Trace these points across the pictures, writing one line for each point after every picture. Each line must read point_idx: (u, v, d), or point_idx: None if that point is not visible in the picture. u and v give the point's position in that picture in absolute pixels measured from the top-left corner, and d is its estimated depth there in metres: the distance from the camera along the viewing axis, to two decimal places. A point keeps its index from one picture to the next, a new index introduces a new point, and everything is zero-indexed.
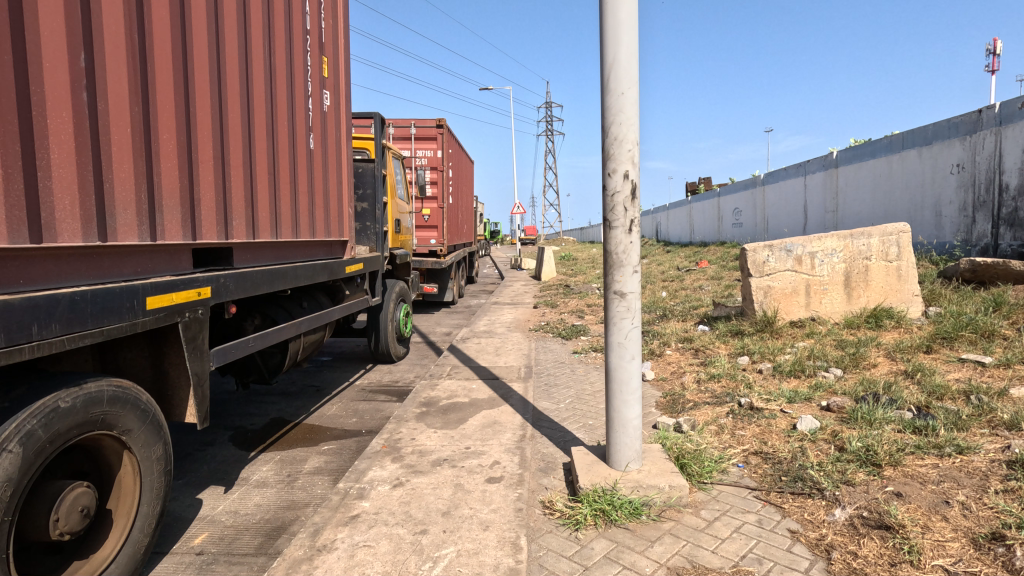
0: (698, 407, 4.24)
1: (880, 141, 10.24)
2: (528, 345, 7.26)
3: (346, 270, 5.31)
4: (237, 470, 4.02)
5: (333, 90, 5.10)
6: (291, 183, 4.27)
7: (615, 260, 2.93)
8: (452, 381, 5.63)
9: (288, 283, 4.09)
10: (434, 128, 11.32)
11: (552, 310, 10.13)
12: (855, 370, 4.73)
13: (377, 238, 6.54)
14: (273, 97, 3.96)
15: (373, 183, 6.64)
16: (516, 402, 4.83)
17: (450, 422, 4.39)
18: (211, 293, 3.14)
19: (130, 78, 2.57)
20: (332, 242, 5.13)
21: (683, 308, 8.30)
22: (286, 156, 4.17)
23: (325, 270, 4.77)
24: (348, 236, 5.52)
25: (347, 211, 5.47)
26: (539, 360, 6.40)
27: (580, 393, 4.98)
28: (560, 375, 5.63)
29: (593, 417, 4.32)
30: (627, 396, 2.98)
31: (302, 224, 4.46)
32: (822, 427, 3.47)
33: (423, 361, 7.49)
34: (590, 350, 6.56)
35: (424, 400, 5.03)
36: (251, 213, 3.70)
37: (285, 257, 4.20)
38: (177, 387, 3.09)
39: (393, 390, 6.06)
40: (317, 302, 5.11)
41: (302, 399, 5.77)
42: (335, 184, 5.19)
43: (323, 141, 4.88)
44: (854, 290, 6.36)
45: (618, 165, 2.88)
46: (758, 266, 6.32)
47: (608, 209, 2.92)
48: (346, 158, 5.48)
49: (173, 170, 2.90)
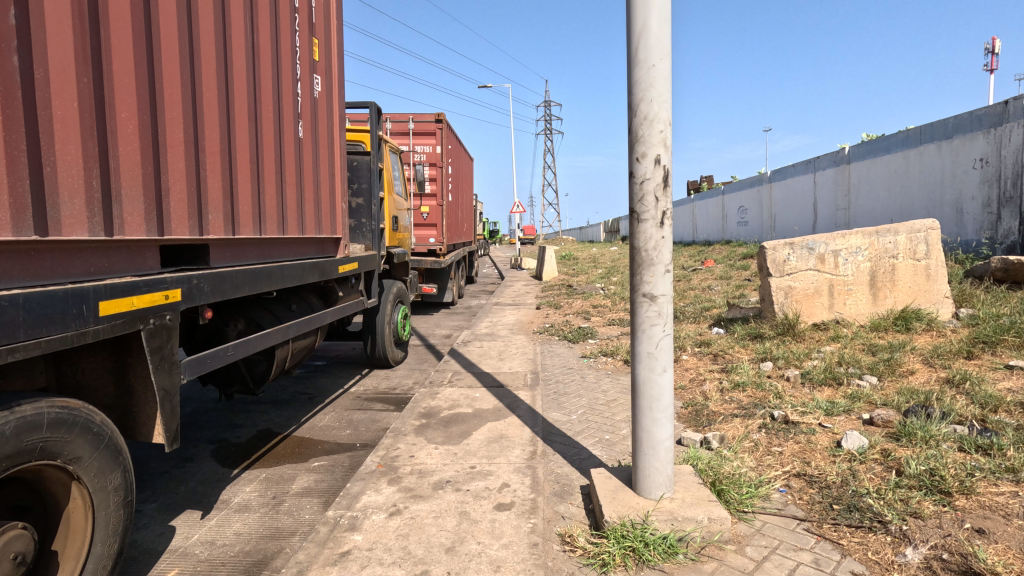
0: (725, 420, 3.86)
1: (896, 136, 9.89)
2: (533, 349, 6.87)
3: (339, 270, 4.92)
4: (217, 491, 3.63)
5: (324, 75, 4.71)
6: (276, 174, 3.88)
7: (644, 258, 2.54)
8: (453, 389, 5.24)
9: (273, 285, 3.70)
10: (433, 123, 10.92)
11: (556, 312, 9.75)
12: (893, 378, 4.36)
13: (372, 236, 6.15)
14: (255, 78, 3.57)
15: (368, 177, 6.25)
16: (523, 413, 4.45)
17: (452, 437, 4.01)
18: (181, 296, 2.75)
19: (78, 43, 2.18)
20: (323, 240, 4.74)
21: (694, 309, 7.93)
22: (270, 144, 3.78)
23: (316, 269, 4.38)
24: (341, 234, 5.13)
25: (340, 207, 5.08)
26: (545, 365, 6.02)
27: (593, 402, 4.60)
28: (570, 382, 5.25)
29: (609, 431, 3.94)
30: (657, 414, 2.60)
31: (290, 219, 4.07)
32: (871, 445, 3.11)
33: (422, 366, 7.10)
34: (599, 354, 6.18)
35: (424, 411, 4.65)
36: (230, 205, 3.31)
37: (271, 255, 3.82)
38: (142, 403, 2.70)
39: (391, 399, 5.68)
40: (308, 305, 4.72)
41: (293, 408, 5.38)
42: (326, 176, 4.80)
43: (313, 130, 4.49)
44: (880, 291, 6.00)
45: (648, 148, 2.49)
46: (779, 266, 5.95)
47: (637, 198, 2.54)
48: (339, 150, 5.09)
49: (134, 155, 2.51)
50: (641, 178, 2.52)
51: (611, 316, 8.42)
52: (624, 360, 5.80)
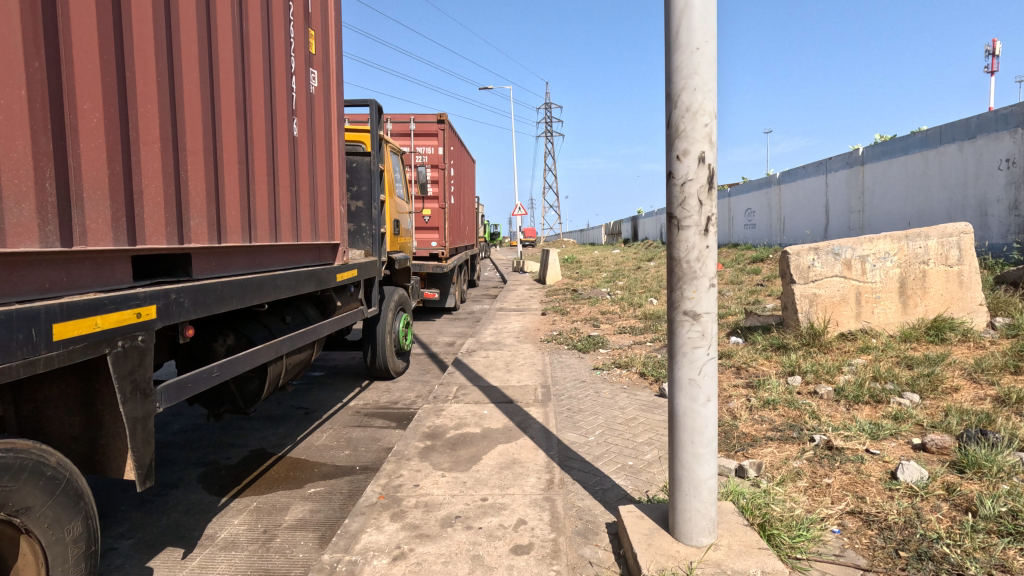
0: (760, 444, 3.52)
1: (914, 136, 9.58)
2: (542, 359, 6.55)
3: (337, 278, 4.59)
4: (202, 525, 3.30)
5: (322, 70, 4.39)
6: (267, 176, 3.55)
7: (685, 271, 2.21)
8: (459, 405, 4.91)
9: (264, 297, 3.37)
10: (434, 124, 10.60)
11: (563, 318, 9.41)
12: (936, 396, 4.03)
13: (372, 241, 5.81)
14: (245, 72, 3.25)
15: (368, 179, 5.92)
16: (536, 433, 4.12)
17: (461, 461, 3.68)
18: (157, 313, 2.43)
19: (26, 20, 1.86)
20: (320, 246, 4.41)
21: None
22: (262, 143, 3.45)
23: (311, 278, 4.06)
24: (339, 239, 4.80)
25: (339, 210, 4.75)
26: (556, 378, 5.69)
27: (610, 421, 4.27)
28: (583, 397, 4.91)
29: (632, 455, 3.60)
30: (699, 449, 2.27)
31: (283, 224, 3.74)
32: (932, 478, 2.79)
33: (425, 377, 6.77)
34: (612, 366, 5.86)
35: (429, 430, 4.31)
36: (215, 210, 2.98)
37: (263, 264, 3.49)
38: (111, 435, 2.37)
39: (393, 415, 5.35)
40: (303, 316, 4.39)
41: (288, 425, 5.05)
42: (323, 177, 4.46)
43: (309, 129, 4.16)
44: (910, 299, 5.67)
45: (690, 145, 2.17)
46: (803, 272, 5.62)
47: (678, 201, 2.21)
48: (338, 150, 4.76)
49: (100, 154, 2.19)
50: (683, 179, 2.19)
51: (621, 324, 8.09)
52: (640, 372, 5.47)
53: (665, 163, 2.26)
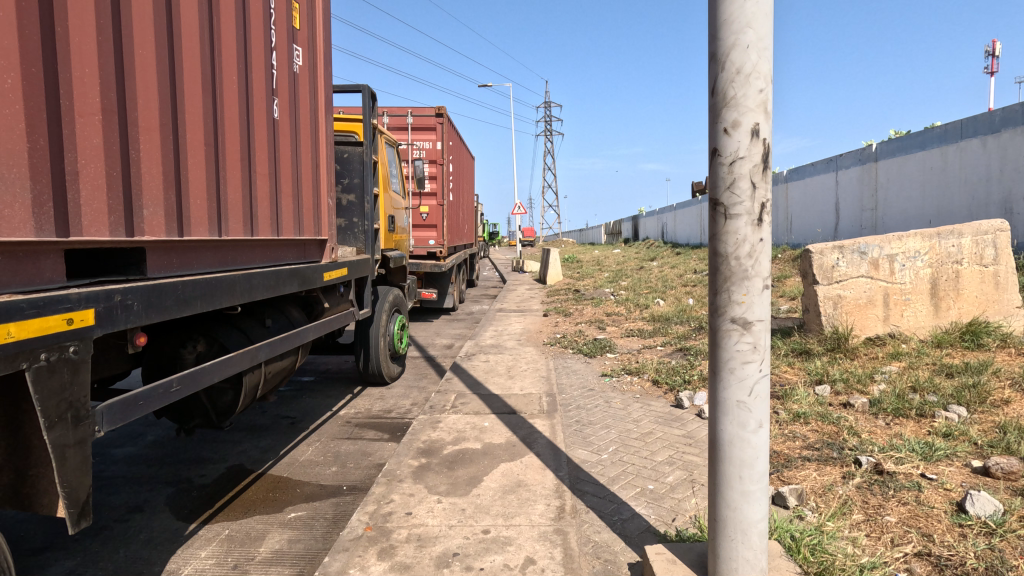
0: (795, 465, 3.11)
1: (933, 130, 9.20)
2: (546, 364, 6.15)
3: (324, 278, 4.19)
4: (164, 559, 2.89)
5: (307, 48, 3.98)
6: (242, 162, 3.14)
7: (734, 270, 1.82)
8: (458, 416, 4.50)
9: (236, 299, 2.97)
10: (433, 117, 10.20)
11: (565, 320, 9.01)
12: (986, 410, 3.64)
13: (365, 237, 5.40)
14: (215, 41, 2.84)
15: (361, 171, 5.51)
16: (543, 450, 3.71)
17: (459, 483, 3.28)
18: (97, 319, 2.03)
19: None
20: (304, 242, 3.99)
21: None
22: (235, 124, 3.04)
23: (294, 277, 3.66)
24: (327, 235, 4.38)
25: (326, 203, 4.34)
26: (562, 385, 5.29)
27: (623, 435, 3.87)
28: (593, 408, 4.51)
29: (652, 478, 3.20)
30: (748, 486, 1.87)
31: (260, 217, 3.33)
32: (1008, 512, 2.40)
33: (421, 383, 6.37)
34: (622, 372, 5.46)
35: (425, 445, 3.91)
36: (176, 197, 2.57)
37: (235, 261, 3.08)
38: (39, 466, 1.97)
39: (386, 426, 4.95)
40: (286, 318, 3.98)
41: (271, 437, 4.65)
42: (308, 166, 4.04)
43: (292, 111, 3.75)
44: (942, 302, 5.29)
45: (742, 115, 1.77)
46: (827, 272, 5.22)
47: (726, 184, 1.82)
48: (326, 137, 4.35)
49: (18, 123, 1.79)
50: (731, 158, 1.80)
51: (628, 326, 7.70)
52: (652, 380, 5.07)
53: (709, 139, 1.86)
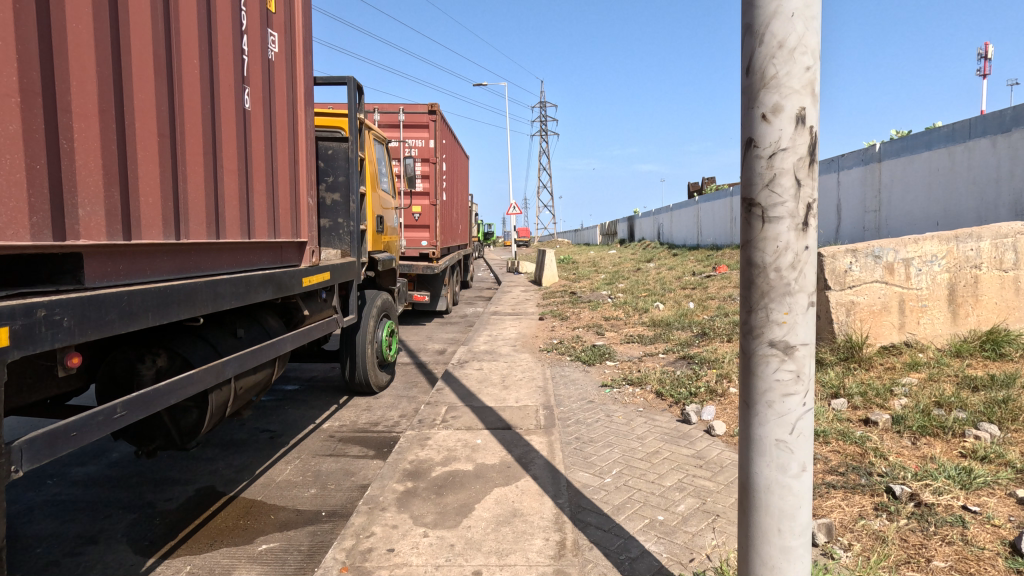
0: (819, 492, 2.80)
1: (939, 130, 8.99)
2: (543, 372, 5.85)
3: (303, 284, 3.87)
4: None
5: (284, 34, 3.65)
6: (206, 156, 2.81)
7: (773, 284, 1.51)
8: (449, 432, 4.19)
9: (196, 310, 2.64)
10: (426, 115, 9.87)
11: (562, 324, 8.71)
12: (1019, 428, 3.37)
13: (351, 239, 5.10)
14: (172, 18, 2.51)
15: (346, 168, 5.16)
16: (540, 472, 3.40)
17: (449, 512, 2.97)
18: (14, 339, 1.71)
19: None
20: (281, 245, 3.67)
21: (726, 326, 6.96)
22: (197, 113, 2.71)
23: (267, 284, 3.33)
24: (307, 237, 4.06)
25: (306, 202, 4.01)
26: (560, 396, 4.98)
27: (627, 455, 3.57)
28: (593, 423, 4.21)
29: (662, 507, 2.89)
30: (787, 542, 1.56)
31: (226, 218, 3.00)
32: None
33: (411, 393, 6.04)
34: (623, 382, 5.16)
35: (412, 467, 3.59)
36: (121, 194, 2.24)
37: (197, 267, 2.75)
38: None
39: (372, 441, 4.62)
40: (260, 328, 3.66)
41: (246, 455, 4.31)
42: (285, 162, 3.72)
43: (266, 102, 3.43)
44: (960, 309, 5.05)
45: (784, 97, 1.47)
46: (839, 277, 4.93)
47: (765, 181, 1.51)
48: (306, 132, 4.03)
49: None
50: (771, 148, 1.49)
51: (628, 332, 7.41)
52: (656, 392, 4.77)
53: (743, 127, 1.56)
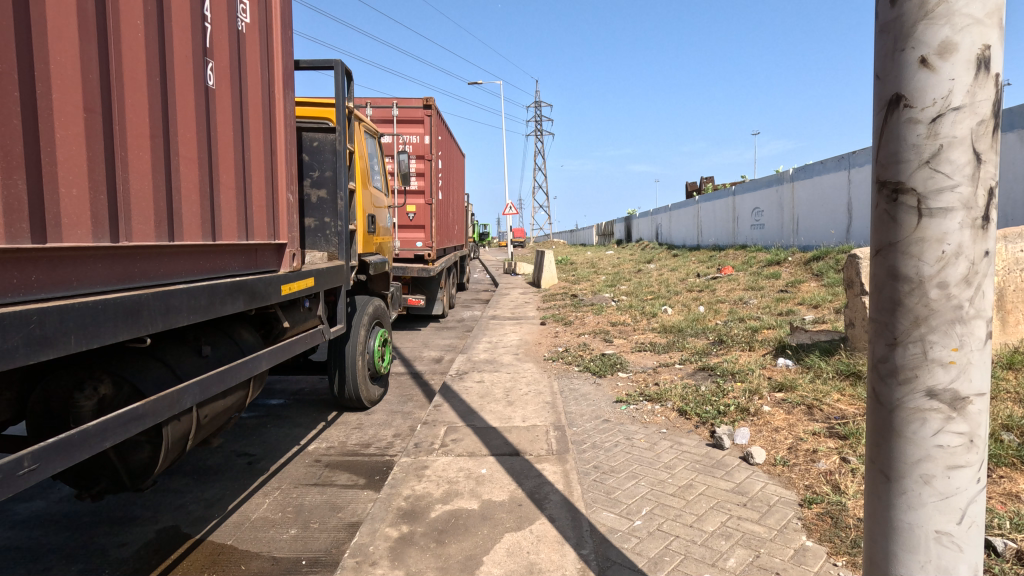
0: None
1: None
2: (550, 385, 5.37)
3: (282, 292, 3.37)
4: None
5: (257, 4, 3.15)
6: (156, 140, 2.32)
7: (936, 307, 1.06)
8: (450, 458, 3.69)
9: (140, 328, 2.15)
10: (421, 109, 9.37)
11: (566, 330, 8.23)
12: None
13: (339, 240, 4.60)
14: None
15: (334, 162, 4.65)
16: (558, 513, 2.91)
17: (453, 567, 2.49)
18: None
19: None
20: (255, 249, 3.17)
21: (743, 332, 6.51)
22: (142, 87, 2.22)
23: (236, 293, 2.84)
24: (288, 238, 3.55)
25: (286, 199, 3.51)
26: (571, 414, 4.50)
27: (657, 491, 3.09)
28: (612, 448, 3.72)
29: (708, 562, 2.42)
30: None
31: (184, 215, 2.50)
32: None
33: (407, 408, 5.55)
34: (639, 397, 4.70)
35: (408, 504, 3.10)
36: (25, 182, 1.74)
37: (145, 275, 2.26)
38: None
39: (363, 467, 4.13)
40: (232, 344, 3.16)
41: (219, 486, 3.81)
42: (260, 151, 3.21)
43: (235, 81, 2.93)
44: (1009, 316, 4.61)
45: (960, 28, 1.01)
46: None
47: (924, 157, 1.06)
48: (285, 118, 3.51)
49: None
50: (938, 107, 1.03)
51: (638, 338, 6.94)
52: (678, 410, 4.30)
53: (886, 80, 1.10)
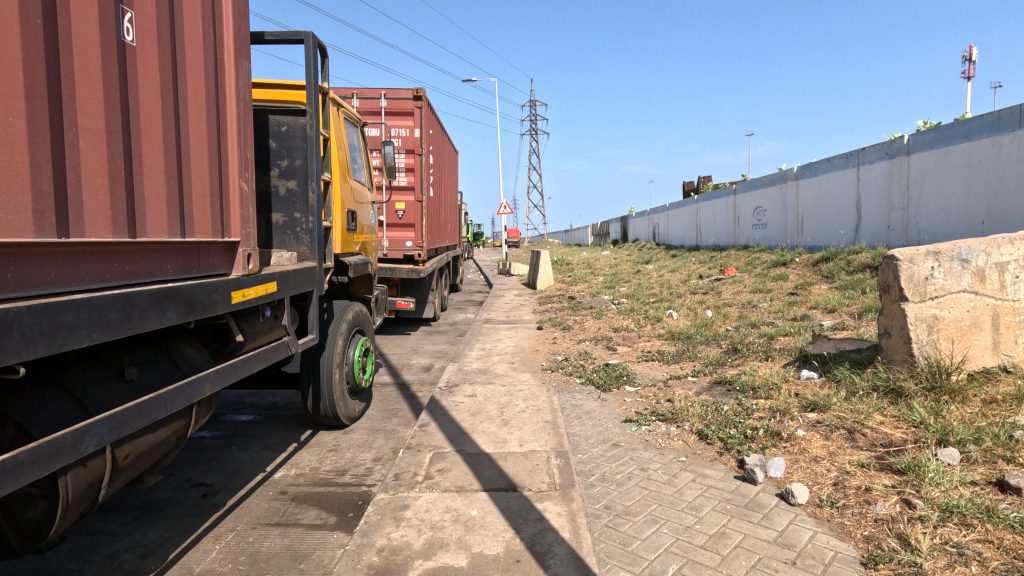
0: None
1: (982, 118, 8.15)
2: (551, 400, 4.83)
3: (234, 299, 2.81)
4: None
5: None
6: (41, 102, 1.76)
7: None
8: (435, 495, 3.15)
9: (5, 356, 1.59)
10: (410, 101, 8.80)
11: (565, 336, 7.71)
12: None
13: (310, 239, 4.04)
14: None
15: (304, 149, 4.10)
16: (564, 573, 2.37)
17: None
18: None
19: None
20: (198, 248, 2.60)
21: (759, 340, 6.00)
22: (13, 30, 1.65)
23: (164, 303, 2.27)
24: (242, 236, 2.96)
25: (239, 188, 2.93)
26: (575, 437, 3.96)
27: (683, 541, 2.55)
28: (625, 482, 3.19)
29: None
30: None
31: (86, 205, 1.94)
32: None
33: (390, 425, 5.00)
34: (651, 416, 4.17)
35: (381, 560, 2.54)
36: None
37: (22, 282, 1.71)
38: None
39: (335, 502, 3.56)
40: (168, 363, 2.59)
41: (164, 527, 3.24)
42: (203, 127, 2.63)
43: (166, 38, 2.34)
44: None
45: None
46: (919, 286, 4.03)
47: None
48: (240, 91, 2.93)
49: None
50: None
51: (644, 346, 6.42)
52: (698, 433, 3.76)
53: None
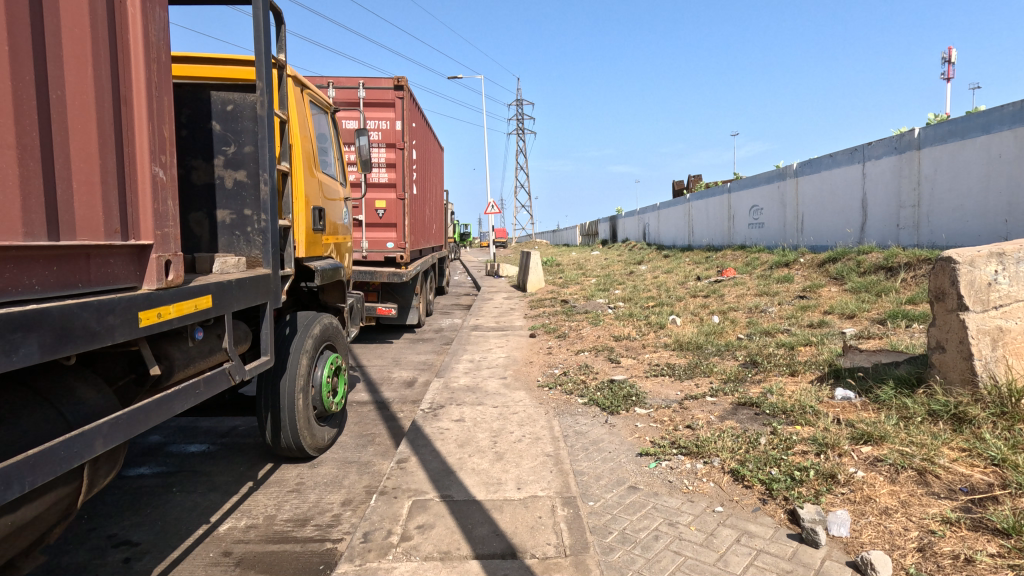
0: None
1: (1002, 109, 7.63)
2: (551, 426, 4.17)
3: (142, 323, 2.10)
4: None
5: None
6: None
7: None
8: (414, 567, 2.47)
9: None
10: (391, 90, 8.09)
11: (561, 345, 7.07)
12: None
13: (263, 241, 3.33)
14: None
15: (254, 133, 3.40)
16: None
17: None
18: None
19: None
20: (82, 253, 1.89)
21: (779, 351, 5.41)
22: None
23: (10, 336, 1.56)
24: (161, 238, 2.22)
25: (152, 173, 2.17)
26: (582, 477, 3.31)
27: None
28: (651, 544, 2.55)
29: None
30: None
31: None
32: None
33: (365, 457, 4.30)
34: (671, 448, 3.53)
35: None
36: None
37: None
38: None
39: (290, 567, 2.86)
40: (47, 410, 1.91)
41: None
42: (88, 89, 1.91)
43: None
44: None
45: None
46: (981, 293, 3.45)
47: None
48: (156, 45, 2.20)
49: None
50: None
51: (650, 358, 5.81)
52: (731, 472, 3.13)
53: None
